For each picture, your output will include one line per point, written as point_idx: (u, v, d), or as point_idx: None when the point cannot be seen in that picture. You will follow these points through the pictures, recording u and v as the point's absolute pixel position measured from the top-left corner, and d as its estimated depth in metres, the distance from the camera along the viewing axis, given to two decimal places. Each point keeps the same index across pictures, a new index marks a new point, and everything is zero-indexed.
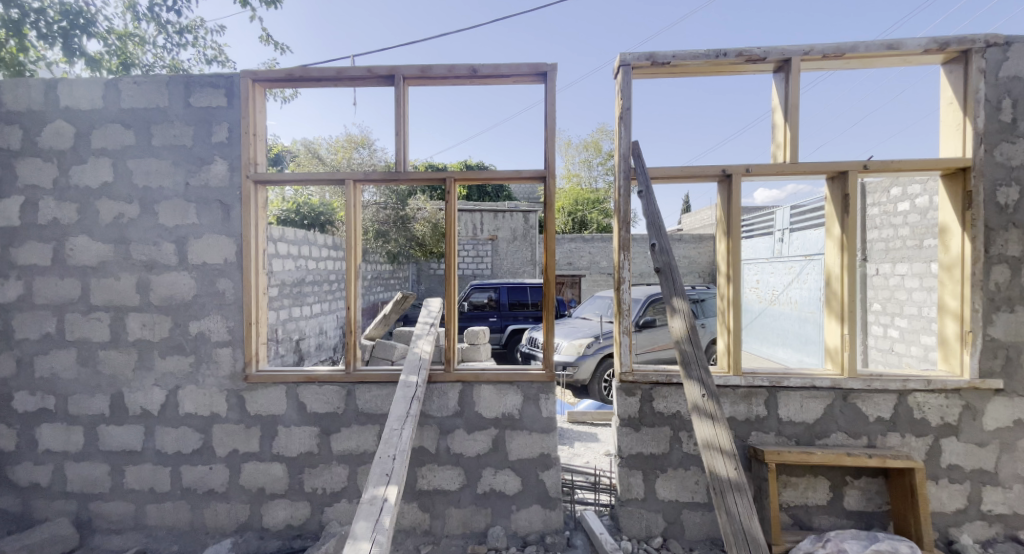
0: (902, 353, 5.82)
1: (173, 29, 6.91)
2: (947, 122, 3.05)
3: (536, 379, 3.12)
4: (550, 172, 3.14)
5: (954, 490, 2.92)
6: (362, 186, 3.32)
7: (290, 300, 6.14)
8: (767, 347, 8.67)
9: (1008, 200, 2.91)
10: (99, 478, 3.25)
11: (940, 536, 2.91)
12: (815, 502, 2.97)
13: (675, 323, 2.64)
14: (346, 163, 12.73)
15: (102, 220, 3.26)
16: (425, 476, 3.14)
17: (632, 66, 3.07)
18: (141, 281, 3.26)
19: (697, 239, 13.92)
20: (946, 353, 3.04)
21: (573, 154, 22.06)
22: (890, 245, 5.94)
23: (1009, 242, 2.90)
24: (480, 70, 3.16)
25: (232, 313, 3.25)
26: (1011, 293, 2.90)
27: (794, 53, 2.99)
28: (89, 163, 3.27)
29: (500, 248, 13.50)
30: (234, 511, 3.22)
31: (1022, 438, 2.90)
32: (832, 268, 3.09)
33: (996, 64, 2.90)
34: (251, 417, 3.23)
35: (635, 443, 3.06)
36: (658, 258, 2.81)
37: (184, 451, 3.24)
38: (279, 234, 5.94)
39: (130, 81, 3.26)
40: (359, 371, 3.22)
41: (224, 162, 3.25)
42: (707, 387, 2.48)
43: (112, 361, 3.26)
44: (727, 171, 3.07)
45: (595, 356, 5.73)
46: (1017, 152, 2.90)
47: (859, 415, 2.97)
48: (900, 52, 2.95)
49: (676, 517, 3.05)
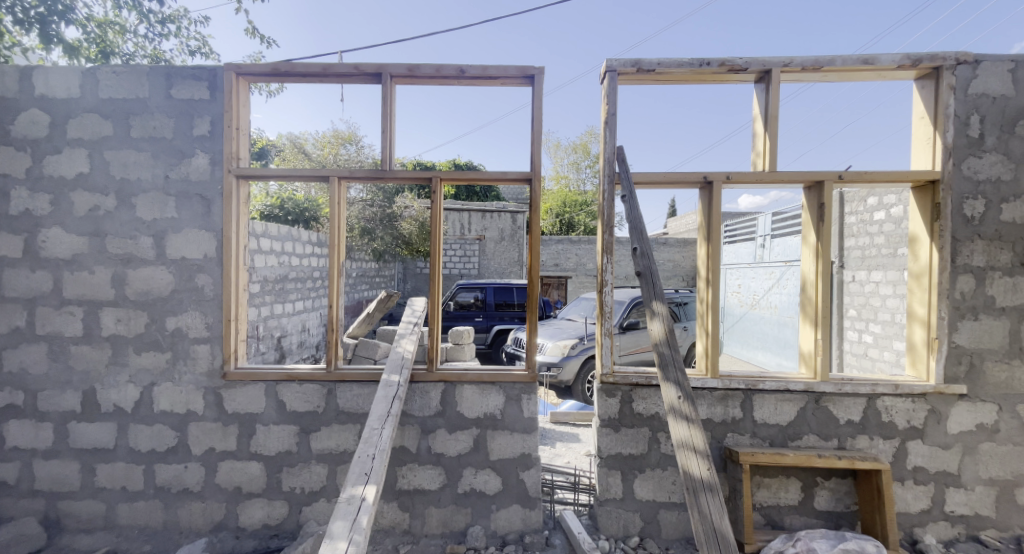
0: (876, 358, 5.99)
1: (155, 19, 6.78)
2: (919, 135, 3.17)
3: (519, 380, 3.14)
4: (535, 175, 3.16)
5: (919, 491, 3.03)
6: (347, 183, 3.28)
7: (273, 297, 6.06)
8: (746, 350, 8.88)
9: (975, 212, 3.02)
10: (69, 476, 3.17)
11: (905, 536, 3.01)
12: (786, 502, 3.05)
13: (654, 326, 2.69)
14: (331, 159, 12.56)
15: (77, 212, 3.19)
16: (405, 476, 3.14)
17: (618, 72, 3.12)
18: (116, 275, 3.19)
19: (682, 244, 14.11)
20: (913, 359, 3.15)
21: (562, 156, 22.20)
22: (866, 253, 6.13)
23: (975, 252, 3.02)
24: (468, 71, 3.17)
25: (211, 309, 3.20)
26: (975, 302, 3.02)
27: (774, 64, 3.07)
28: (65, 154, 3.19)
29: (487, 248, 13.51)
30: (209, 510, 3.18)
31: (984, 442, 3.02)
32: (808, 274, 3.17)
33: (965, 81, 3.01)
34: (228, 415, 3.18)
35: (614, 443, 3.10)
36: (639, 263, 2.84)
37: (158, 450, 3.19)
38: (262, 229, 5.85)
39: (108, 70, 3.19)
40: (341, 370, 3.20)
41: (206, 156, 3.20)
42: (683, 389, 2.54)
43: (85, 356, 3.19)
44: (708, 178, 3.13)
45: (579, 357, 5.79)
46: (983, 166, 3.02)
47: (830, 417, 3.06)
48: (875, 67, 3.04)
49: (653, 517, 3.09)
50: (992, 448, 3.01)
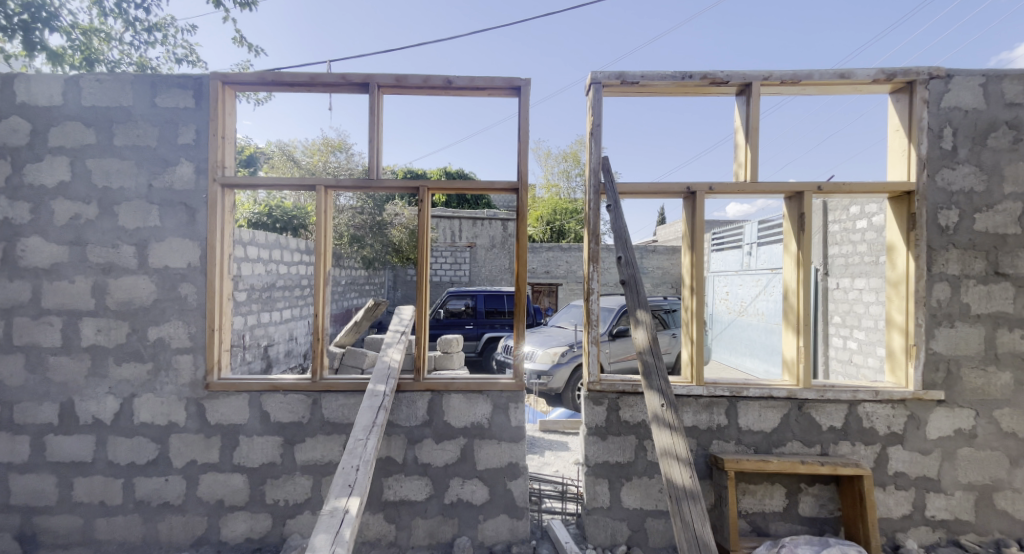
0: (860, 364, 6.09)
1: (141, 26, 6.76)
2: (895, 147, 3.26)
3: (506, 389, 3.14)
4: (522, 184, 3.19)
5: (901, 496, 3.07)
6: (334, 192, 3.27)
7: (259, 305, 6.00)
8: (735, 357, 8.98)
9: (949, 221, 3.10)
10: (45, 490, 3.10)
11: (887, 541, 3.05)
12: (771, 508, 3.08)
13: (638, 334, 2.71)
14: (321, 167, 12.57)
15: (57, 221, 3.14)
16: (391, 487, 3.11)
17: (602, 84, 3.17)
18: (97, 284, 3.14)
19: (671, 251, 14.25)
20: (892, 365, 3.21)
21: (552, 164, 22.38)
22: (849, 261, 6.26)
23: (950, 261, 3.10)
24: (455, 82, 3.20)
25: (194, 319, 3.16)
26: (951, 310, 3.09)
27: (754, 78, 3.14)
28: (45, 162, 3.15)
29: (478, 256, 13.53)
30: (191, 524, 3.11)
31: (962, 447, 3.07)
32: (789, 282, 3.22)
33: (938, 95, 3.11)
34: (211, 426, 3.14)
35: (602, 452, 3.11)
36: (624, 272, 2.87)
37: (138, 463, 3.12)
38: (249, 237, 5.79)
39: (92, 79, 3.16)
40: (327, 380, 3.17)
41: (190, 164, 3.18)
42: (667, 396, 2.56)
43: (63, 368, 3.13)
44: (691, 189, 3.18)
45: (569, 365, 5.80)
46: (957, 178, 3.11)
47: (813, 424, 3.10)
48: (852, 81, 3.13)
49: (640, 525, 3.10)
50: (970, 453, 3.07)
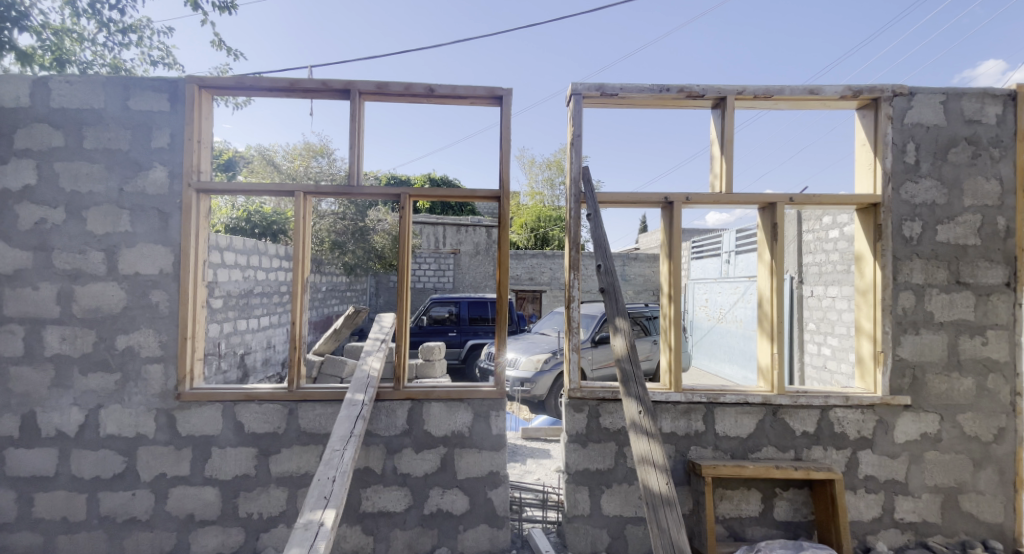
0: (834, 370, 6.25)
1: (116, 28, 6.61)
2: (862, 161, 3.38)
3: (486, 397, 3.14)
4: (504, 192, 3.21)
5: (871, 499, 3.15)
6: (314, 198, 3.22)
7: (236, 313, 5.87)
8: (714, 363, 9.14)
9: (913, 232, 3.23)
10: (4, 506, 2.96)
11: (858, 543, 3.13)
12: (747, 513, 3.12)
13: (617, 341, 2.74)
14: (302, 172, 12.41)
15: (21, 225, 3.03)
16: (369, 498, 3.06)
17: (583, 95, 3.22)
18: (63, 291, 3.04)
19: (652, 258, 14.44)
20: (862, 371, 3.31)
21: (536, 172, 22.54)
22: (822, 269, 6.45)
23: (914, 271, 3.22)
24: (436, 90, 3.22)
25: (165, 327, 3.08)
26: (915, 317, 3.21)
27: (729, 92, 3.23)
28: (10, 165, 3.05)
29: (461, 263, 13.53)
30: (159, 539, 3.01)
31: (929, 450, 3.18)
32: (764, 290, 3.29)
33: (902, 112, 3.25)
34: (182, 438, 3.05)
35: (582, 459, 3.12)
36: (603, 280, 2.90)
37: (104, 476, 3.01)
38: (226, 243, 5.67)
39: (62, 80, 3.08)
40: (303, 389, 3.12)
41: (164, 169, 3.12)
42: (644, 403, 2.59)
43: (24, 378, 3.01)
44: (669, 198, 3.24)
45: (551, 372, 5.81)
46: (920, 191, 3.24)
47: (787, 429, 3.17)
48: (820, 97, 3.24)
49: (620, 532, 3.11)
50: (935, 457, 3.18)
